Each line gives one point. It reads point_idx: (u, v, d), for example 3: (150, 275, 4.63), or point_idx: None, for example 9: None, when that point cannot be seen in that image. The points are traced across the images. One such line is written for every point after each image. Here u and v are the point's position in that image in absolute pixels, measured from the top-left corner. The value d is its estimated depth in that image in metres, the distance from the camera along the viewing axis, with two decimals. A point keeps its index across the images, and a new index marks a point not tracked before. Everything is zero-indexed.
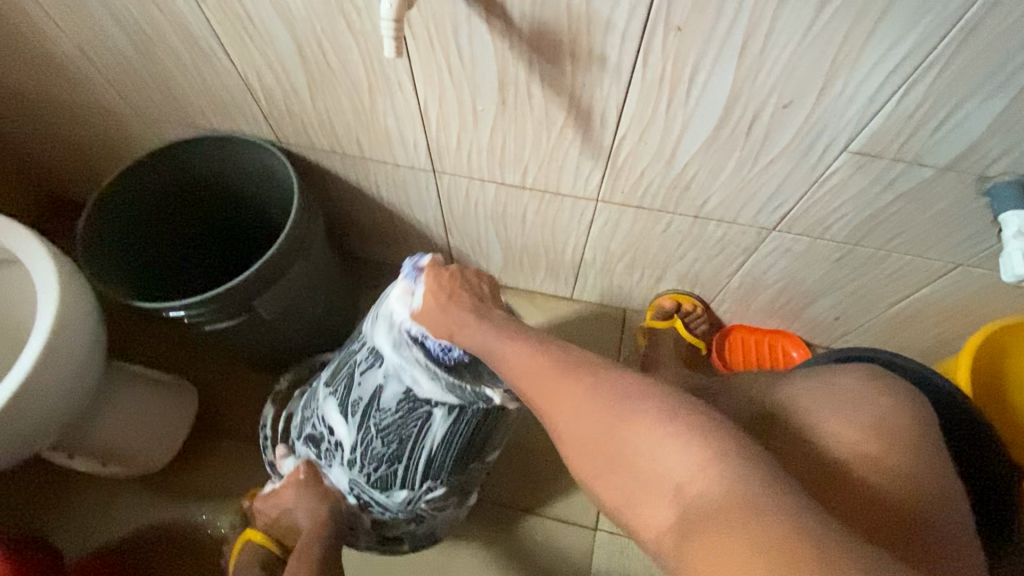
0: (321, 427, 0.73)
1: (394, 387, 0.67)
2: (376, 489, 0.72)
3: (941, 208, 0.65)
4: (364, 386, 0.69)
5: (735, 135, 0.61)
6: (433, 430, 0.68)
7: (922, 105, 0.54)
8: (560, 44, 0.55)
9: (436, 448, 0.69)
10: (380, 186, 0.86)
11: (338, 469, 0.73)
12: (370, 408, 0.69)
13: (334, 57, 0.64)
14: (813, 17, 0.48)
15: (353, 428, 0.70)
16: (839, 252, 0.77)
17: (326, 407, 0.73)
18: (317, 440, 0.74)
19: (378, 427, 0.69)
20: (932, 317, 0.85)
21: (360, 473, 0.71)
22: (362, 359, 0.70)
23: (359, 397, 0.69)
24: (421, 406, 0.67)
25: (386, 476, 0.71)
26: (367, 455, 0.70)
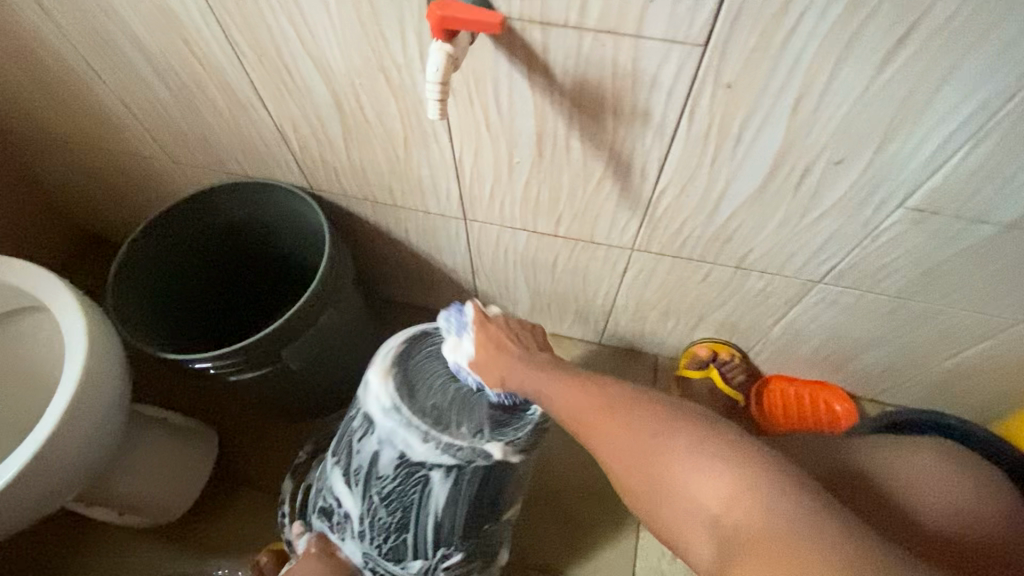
0: (328, 498, 0.71)
1: (390, 454, 0.63)
2: (389, 559, 0.68)
3: (1004, 265, 0.61)
4: (361, 455, 0.65)
5: (783, 189, 0.59)
6: (434, 494, 0.63)
7: (988, 162, 0.51)
8: (603, 100, 0.54)
9: (443, 512, 0.65)
10: (410, 232, 0.85)
11: (349, 541, 0.70)
12: (369, 477, 0.65)
13: (371, 110, 0.64)
14: (874, 73, 0.46)
15: (355, 499, 0.66)
16: (890, 305, 0.73)
17: (334, 479, 0.69)
18: (327, 510, 0.72)
19: (380, 497, 0.65)
20: (991, 374, 0.80)
21: (370, 544, 0.68)
22: (357, 432, 0.66)
23: (359, 466, 0.65)
24: (422, 472, 0.62)
25: (396, 546, 0.67)
26: (374, 525, 0.67)
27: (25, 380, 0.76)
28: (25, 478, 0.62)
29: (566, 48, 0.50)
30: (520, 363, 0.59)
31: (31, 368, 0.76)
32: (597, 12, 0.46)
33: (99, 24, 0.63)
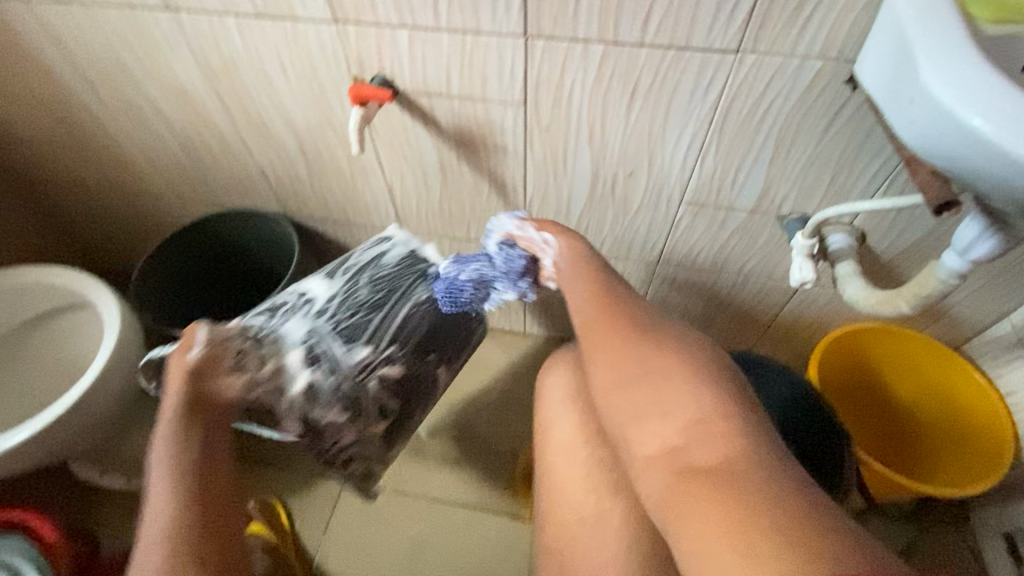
0: (288, 297, 0.84)
1: (396, 251, 0.90)
2: (339, 339, 0.80)
3: (764, 241, 0.89)
4: (364, 253, 0.90)
5: (606, 192, 0.87)
6: (416, 292, 0.87)
7: (717, 168, 0.79)
8: (475, 140, 0.82)
9: (415, 309, 0.86)
10: (363, 243, 1.11)
11: (294, 321, 0.81)
12: (369, 266, 0.88)
13: (325, 152, 0.92)
14: (627, 116, 0.74)
15: (337, 283, 0.86)
16: (711, 280, 1.00)
17: (314, 280, 0.87)
18: (279, 307, 0.83)
19: (371, 279, 0.87)
20: (802, 332, 1.06)
21: (331, 321, 0.81)
22: (362, 249, 0.91)
23: (362, 262, 0.89)
24: (415, 270, 0.88)
25: (354, 325, 0.82)
26: (347, 303, 0.84)
27: (62, 364, 0.99)
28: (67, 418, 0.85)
29: (444, 107, 0.78)
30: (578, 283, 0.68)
31: (67, 355, 0.99)
32: (457, 86, 0.75)
33: (134, 102, 0.91)
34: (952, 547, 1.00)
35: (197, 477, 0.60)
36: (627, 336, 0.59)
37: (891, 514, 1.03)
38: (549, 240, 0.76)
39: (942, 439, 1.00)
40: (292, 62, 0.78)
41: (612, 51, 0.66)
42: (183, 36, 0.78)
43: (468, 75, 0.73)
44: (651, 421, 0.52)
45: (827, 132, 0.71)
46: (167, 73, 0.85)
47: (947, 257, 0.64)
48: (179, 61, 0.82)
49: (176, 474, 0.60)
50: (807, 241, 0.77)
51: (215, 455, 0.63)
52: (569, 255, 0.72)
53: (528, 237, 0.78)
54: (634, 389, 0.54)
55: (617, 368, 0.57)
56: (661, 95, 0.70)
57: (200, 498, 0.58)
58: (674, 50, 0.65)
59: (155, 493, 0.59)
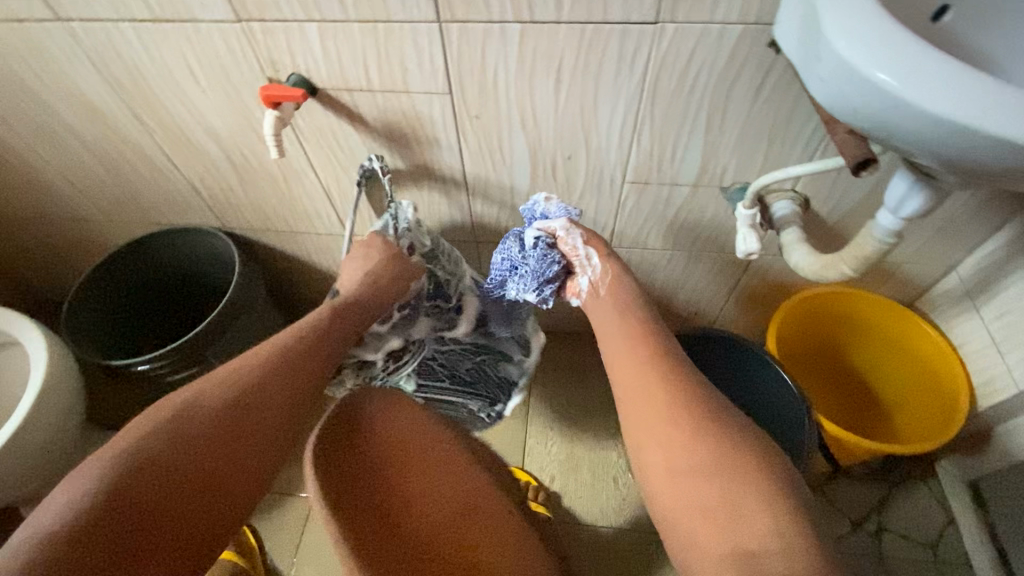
0: (452, 296, 0.93)
1: (517, 369, 1.02)
2: (411, 365, 0.96)
3: (711, 215, 0.88)
4: (501, 335, 0.99)
5: (548, 178, 0.85)
6: (480, 397, 1.01)
7: (654, 144, 0.77)
8: (405, 134, 0.79)
9: (466, 395, 1.00)
10: (310, 251, 1.08)
11: (424, 319, 0.93)
12: (494, 344, 0.99)
13: (253, 158, 0.87)
14: (556, 98, 0.72)
15: (471, 337, 0.97)
16: (665, 258, 0.99)
17: (473, 309, 0.95)
18: (442, 298, 0.93)
19: (481, 364, 1.00)
20: (761, 303, 1.06)
21: (433, 348, 0.96)
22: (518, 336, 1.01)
23: (494, 339, 0.99)
24: (505, 392, 1.02)
25: (438, 370, 0.98)
26: (456, 360, 0.98)
27: None
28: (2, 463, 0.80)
29: (367, 102, 0.75)
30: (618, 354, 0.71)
31: None
32: (377, 80, 0.72)
33: (42, 122, 0.86)
34: (922, 501, 1.02)
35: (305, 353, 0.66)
36: (655, 390, 0.63)
37: (860, 474, 1.04)
38: (593, 259, 0.80)
39: (899, 397, 1.01)
40: (202, 67, 0.74)
41: (530, 32, 0.64)
42: (81, 47, 0.73)
43: (387, 68, 0.70)
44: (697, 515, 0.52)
45: (757, 99, 0.69)
46: (73, 89, 0.80)
47: (881, 216, 0.63)
48: (84, 75, 0.77)
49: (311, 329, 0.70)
50: (749, 211, 0.76)
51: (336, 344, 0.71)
52: (611, 286, 0.79)
53: (572, 244, 0.80)
54: (682, 465, 0.56)
55: (660, 444, 0.59)
56: (588, 73, 0.68)
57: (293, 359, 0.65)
58: (593, 25, 0.63)
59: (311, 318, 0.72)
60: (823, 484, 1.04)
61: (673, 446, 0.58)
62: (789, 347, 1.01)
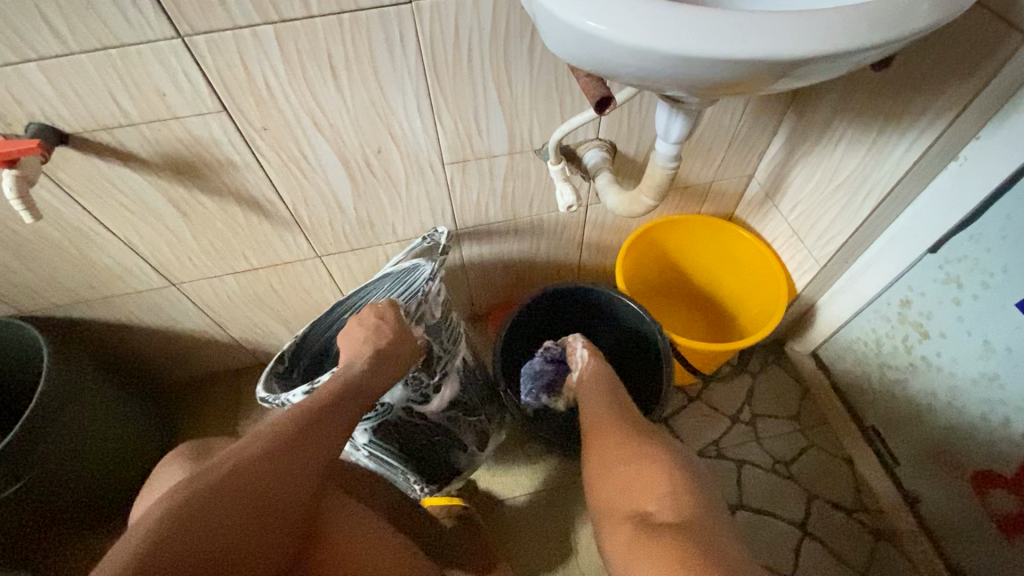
0: (436, 374, 0.81)
1: (465, 456, 0.95)
2: (369, 431, 0.82)
3: (537, 178, 0.91)
4: (465, 423, 0.91)
5: (367, 176, 0.83)
6: (424, 476, 0.94)
7: (457, 122, 0.78)
8: (193, 163, 0.73)
9: (411, 467, 0.91)
10: (138, 312, 0.97)
11: (401, 390, 0.79)
12: (459, 424, 0.90)
13: (22, 228, 0.76)
14: (341, 95, 0.70)
15: (443, 419, 0.87)
16: (511, 227, 1.01)
17: (450, 393, 0.85)
18: (426, 375, 0.80)
19: (440, 447, 0.91)
20: (611, 246, 1.13)
21: (398, 421, 0.83)
22: (481, 421, 0.94)
23: (461, 423, 0.90)
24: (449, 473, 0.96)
25: (393, 438, 0.85)
26: (416, 436, 0.87)
27: None
28: None
29: (133, 138, 0.68)
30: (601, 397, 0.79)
31: None
32: (134, 111, 0.65)
33: None
34: (781, 383, 1.16)
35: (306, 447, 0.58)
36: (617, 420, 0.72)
37: (725, 375, 1.17)
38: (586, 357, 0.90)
39: (737, 299, 1.14)
40: None
41: (285, 33, 0.61)
42: None
43: (141, 96, 0.63)
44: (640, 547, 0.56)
45: (536, 59, 0.72)
46: None
47: (659, 146, 0.70)
48: None
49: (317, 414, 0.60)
50: (557, 167, 0.80)
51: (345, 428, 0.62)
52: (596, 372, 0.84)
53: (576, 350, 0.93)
54: (638, 500, 0.60)
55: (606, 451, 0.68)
56: (362, 63, 0.67)
57: (292, 451, 0.56)
58: (348, 14, 0.61)
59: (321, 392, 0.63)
60: (699, 392, 1.16)
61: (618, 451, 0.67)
62: (636, 279, 1.10)
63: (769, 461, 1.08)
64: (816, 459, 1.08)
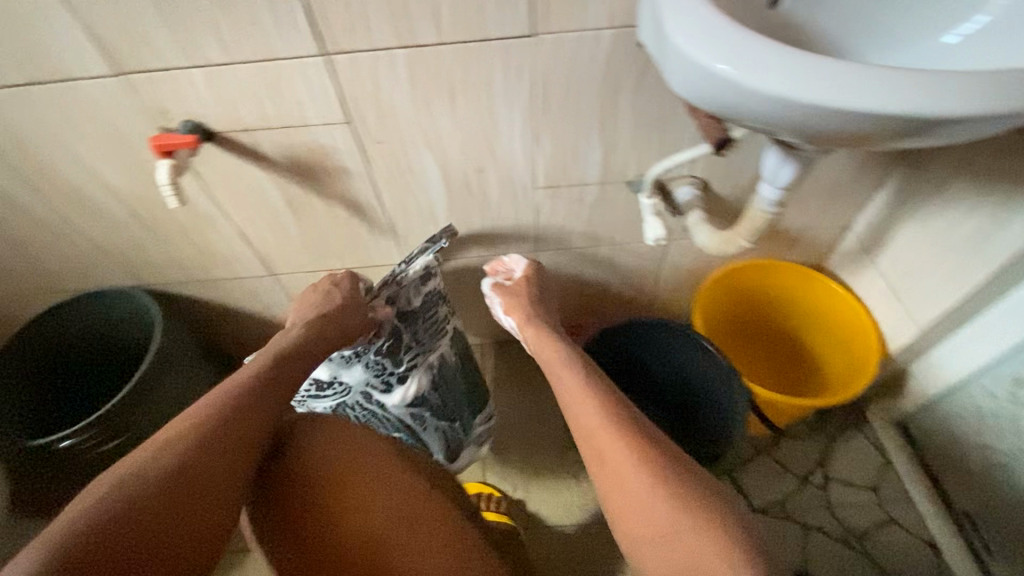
0: (400, 363, 0.85)
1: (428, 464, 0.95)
2: (328, 410, 0.89)
3: (624, 208, 0.92)
4: (432, 426, 0.92)
5: (463, 192, 0.87)
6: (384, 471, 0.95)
7: (558, 149, 0.81)
8: (313, 167, 0.80)
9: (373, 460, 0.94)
10: (238, 297, 1.05)
11: (361, 371, 0.85)
12: (420, 425, 0.91)
13: (160, 211, 0.85)
14: (455, 115, 0.74)
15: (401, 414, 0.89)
16: (591, 254, 1.02)
17: (413, 389, 0.87)
18: (390, 363, 0.85)
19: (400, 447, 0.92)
20: (687, 283, 1.11)
21: (360, 404, 0.88)
22: (449, 430, 0.94)
23: (422, 425, 0.91)
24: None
25: (355, 423, 0.90)
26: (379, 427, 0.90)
27: None
28: None
29: (267, 140, 0.75)
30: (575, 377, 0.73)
31: None
32: (274, 117, 0.72)
33: None
34: (860, 448, 1.08)
35: (234, 416, 0.58)
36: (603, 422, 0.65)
37: (800, 431, 1.11)
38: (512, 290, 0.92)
39: (820, 354, 1.09)
40: (89, 124, 0.71)
41: (417, 56, 0.66)
42: None
43: (280, 103, 0.70)
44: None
45: (645, 95, 0.74)
46: None
47: (763, 189, 0.69)
48: None
49: (241, 387, 0.62)
50: (650, 201, 0.81)
51: (278, 398, 0.65)
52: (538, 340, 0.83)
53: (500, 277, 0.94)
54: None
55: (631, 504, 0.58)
56: (478, 88, 0.71)
57: (208, 433, 0.56)
58: (476, 42, 0.65)
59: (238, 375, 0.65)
60: (770, 446, 1.10)
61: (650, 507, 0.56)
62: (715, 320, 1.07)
63: (840, 530, 1.00)
64: (895, 536, 0.99)
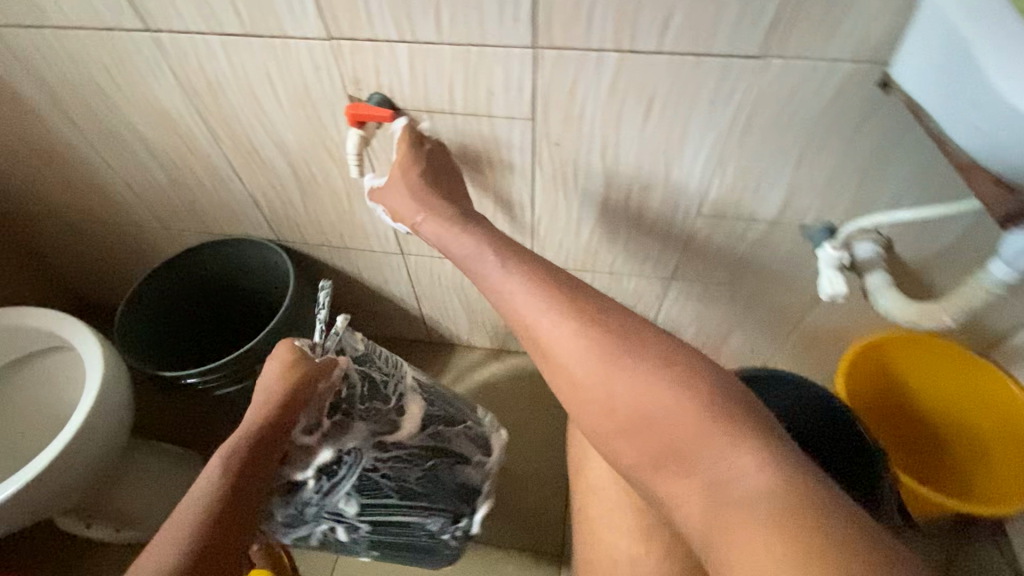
0: (388, 396, 0.75)
1: (475, 474, 0.84)
2: (356, 499, 0.73)
3: (786, 252, 0.84)
4: (453, 434, 0.82)
5: (619, 207, 0.82)
6: (441, 522, 0.82)
7: (738, 179, 0.75)
8: (478, 157, 0.78)
9: (427, 517, 0.80)
10: (361, 268, 1.06)
11: (357, 428, 0.71)
12: (449, 440, 0.81)
13: (319, 175, 0.86)
14: (642, 128, 0.70)
15: (427, 437, 0.78)
16: (729, 293, 0.95)
17: (418, 408, 0.77)
18: (378, 402, 0.74)
19: (443, 476, 0.80)
20: (824, 341, 1.01)
21: (382, 463, 0.74)
22: (474, 431, 0.86)
23: (451, 441, 0.81)
24: (468, 504, 0.84)
25: (391, 491, 0.75)
26: (416, 469, 0.77)
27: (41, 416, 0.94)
28: (50, 474, 0.78)
29: (446, 124, 0.74)
30: (556, 344, 0.58)
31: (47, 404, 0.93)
32: (460, 102, 0.70)
33: (112, 128, 0.86)
34: None
35: (221, 511, 0.60)
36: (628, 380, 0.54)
37: (930, 531, 1.00)
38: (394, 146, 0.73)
39: (966, 452, 0.99)
40: (283, 82, 0.72)
41: (627, 61, 0.62)
42: (164, 58, 0.73)
43: (472, 89, 0.68)
44: (665, 465, 0.52)
45: (858, 137, 0.67)
46: (151, 99, 0.79)
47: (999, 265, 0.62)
48: (162, 85, 0.76)
49: (223, 477, 0.62)
50: (837, 253, 0.73)
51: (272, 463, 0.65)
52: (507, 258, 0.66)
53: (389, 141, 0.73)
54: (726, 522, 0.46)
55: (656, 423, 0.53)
56: (679, 105, 0.66)
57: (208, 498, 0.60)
58: (696, 56, 0.61)
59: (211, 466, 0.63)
60: None
61: (656, 413, 0.53)
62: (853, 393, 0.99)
63: None
64: None
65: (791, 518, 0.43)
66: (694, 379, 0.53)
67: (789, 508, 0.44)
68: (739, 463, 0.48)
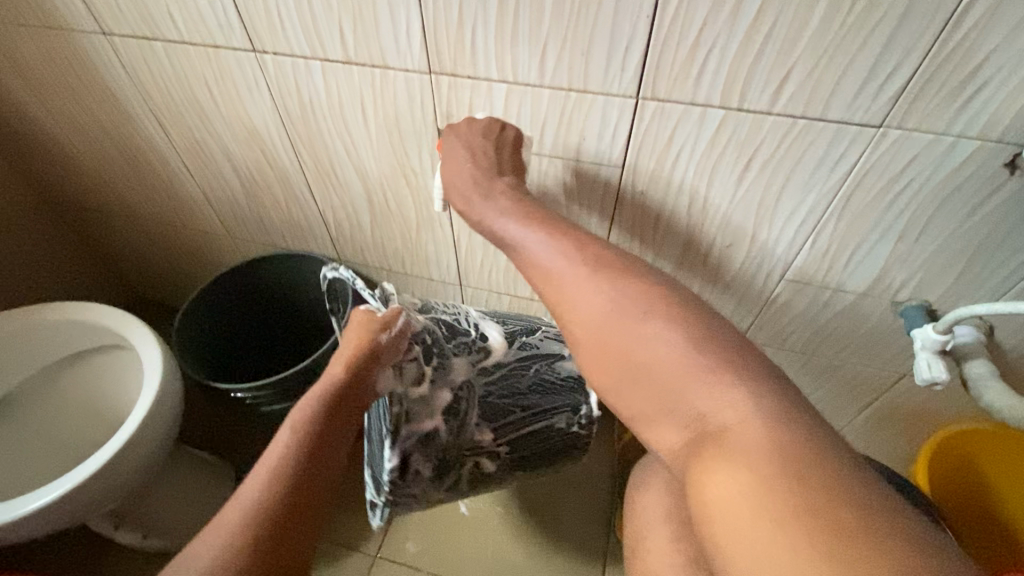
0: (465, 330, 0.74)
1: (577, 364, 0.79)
2: (478, 418, 0.72)
3: (871, 326, 0.79)
4: (537, 338, 0.79)
5: (697, 262, 0.79)
6: (563, 416, 0.78)
7: (831, 248, 0.71)
8: (558, 200, 0.77)
9: (549, 419, 0.77)
10: (417, 294, 1.06)
11: (457, 361, 0.71)
12: (535, 346, 0.78)
13: (393, 202, 0.86)
14: (737, 186, 0.67)
15: (513, 351, 0.75)
16: (801, 361, 0.90)
17: (495, 331, 0.76)
18: (462, 336, 0.73)
19: (541, 374, 0.76)
20: (900, 422, 0.94)
21: (482, 382, 0.73)
22: (554, 331, 0.82)
23: (537, 347, 0.78)
24: (582, 391, 0.78)
25: (504, 408, 0.74)
26: (516, 381, 0.75)
27: (93, 410, 0.95)
28: (98, 478, 0.77)
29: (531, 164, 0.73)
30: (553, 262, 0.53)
31: (102, 399, 0.95)
32: (550, 145, 0.69)
33: (201, 141, 0.88)
34: None
35: (286, 487, 0.56)
36: (615, 305, 0.48)
37: None
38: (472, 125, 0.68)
39: None
40: (375, 110, 0.73)
41: (732, 119, 0.60)
42: (263, 78, 0.74)
43: (564, 133, 0.67)
44: (652, 410, 0.45)
45: (972, 216, 0.62)
46: (241, 116, 0.81)
47: None
48: (256, 103, 0.78)
49: (288, 451, 0.58)
50: (941, 336, 0.67)
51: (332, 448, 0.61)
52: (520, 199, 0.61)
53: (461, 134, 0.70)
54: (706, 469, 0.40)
55: (642, 358, 0.46)
56: (780, 168, 0.63)
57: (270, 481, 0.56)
58: (806, 121, 0.58)
59: (277, 441, 0.60)
60: None
61: (646, 348, 0.46)
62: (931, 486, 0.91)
63: None
64: None
65: (784, 459, 0.37)
66: (684, 320, 0.46)
67: (777, 449, 0.38)
68: (718, 393, 0.42)
